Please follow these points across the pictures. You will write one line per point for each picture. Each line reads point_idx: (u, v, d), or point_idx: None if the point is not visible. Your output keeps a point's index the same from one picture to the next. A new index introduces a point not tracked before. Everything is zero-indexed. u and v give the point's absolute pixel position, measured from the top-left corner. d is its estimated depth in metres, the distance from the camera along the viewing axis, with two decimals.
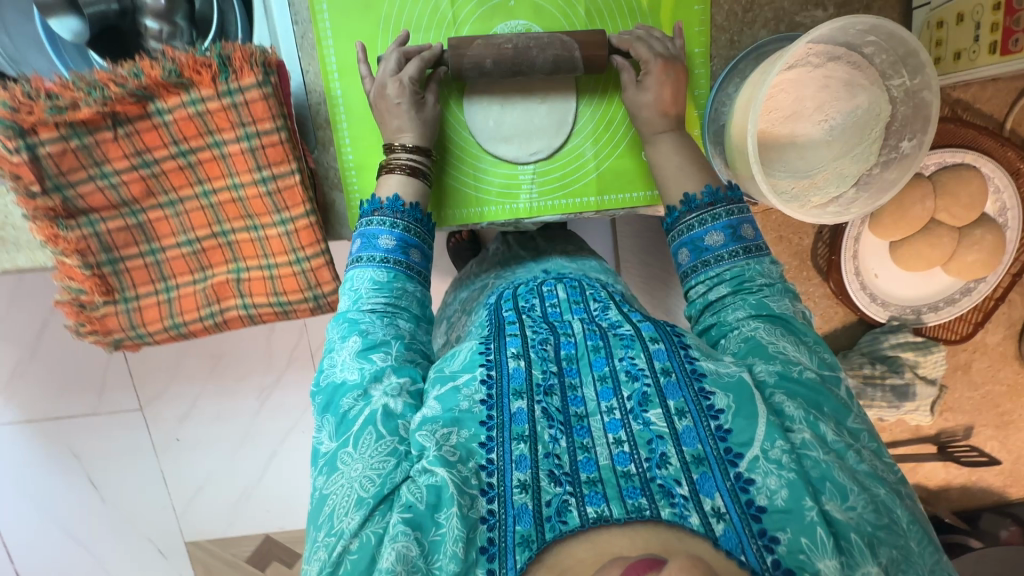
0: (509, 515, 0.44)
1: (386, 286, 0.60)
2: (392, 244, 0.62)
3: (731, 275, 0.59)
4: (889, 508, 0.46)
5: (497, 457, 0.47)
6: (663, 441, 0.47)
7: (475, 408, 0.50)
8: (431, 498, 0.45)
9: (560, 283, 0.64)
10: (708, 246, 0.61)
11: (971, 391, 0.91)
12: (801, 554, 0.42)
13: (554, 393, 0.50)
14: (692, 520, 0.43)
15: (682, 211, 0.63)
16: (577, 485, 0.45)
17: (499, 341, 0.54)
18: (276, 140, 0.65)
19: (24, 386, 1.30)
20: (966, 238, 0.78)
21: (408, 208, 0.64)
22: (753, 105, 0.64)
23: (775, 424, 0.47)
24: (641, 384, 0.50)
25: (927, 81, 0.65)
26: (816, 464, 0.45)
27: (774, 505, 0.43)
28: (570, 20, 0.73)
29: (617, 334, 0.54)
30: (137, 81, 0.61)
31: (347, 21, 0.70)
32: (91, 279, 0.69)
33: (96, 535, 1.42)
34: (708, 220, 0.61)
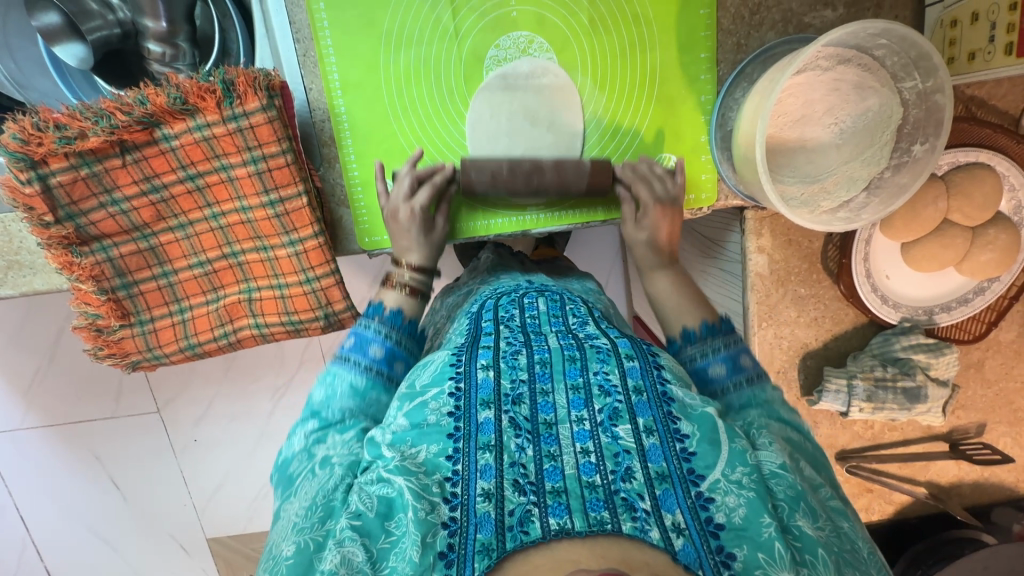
0: (470, 523, 0.44)
1: (362, 394, 0.59)
2: (382, 353, 0.62)
3: (741, 399, 0.58)
4: (853, 539, 0.49)
5: (461, 468, 0.47)
6: (629, 455, 0.48)
7: (443, 420, 0.50)
8: (382, 508, 0.46)
9: (542, 295, 0.65)
10: (711, 378, 0.60)
11: (984, 389, 0.91)
12: (756, 571, 0.43)
13: (523, 402, 0.51)
14: (653, 534, 0.44)
15: (681, 344, 0.64)
16: (541, 494, 0.45)
17: (471, 352, 0.55)
18: (282, 163, 0.65)
19: (45, 394, 1.33)
20: (980, 238, 0.77)
21: (404, 324, 0.65)
22: (761, 113, 0.63)
23: (738, 449, 0.49)
24: (612, 400, 0.50)
25: (940, 83, 0.63)
26: (787, 485, 0.48)
27: (731, 523, 0.45)
28: (574, 29, 0.72)
29: (593, 347, 0.55)
30: (143, 109, 0.61)
31: (349, 37, 0.69)
32: (107, 304, 0.70)
33: (122, 534, 1.46)
34: (709, 352, 0.61)
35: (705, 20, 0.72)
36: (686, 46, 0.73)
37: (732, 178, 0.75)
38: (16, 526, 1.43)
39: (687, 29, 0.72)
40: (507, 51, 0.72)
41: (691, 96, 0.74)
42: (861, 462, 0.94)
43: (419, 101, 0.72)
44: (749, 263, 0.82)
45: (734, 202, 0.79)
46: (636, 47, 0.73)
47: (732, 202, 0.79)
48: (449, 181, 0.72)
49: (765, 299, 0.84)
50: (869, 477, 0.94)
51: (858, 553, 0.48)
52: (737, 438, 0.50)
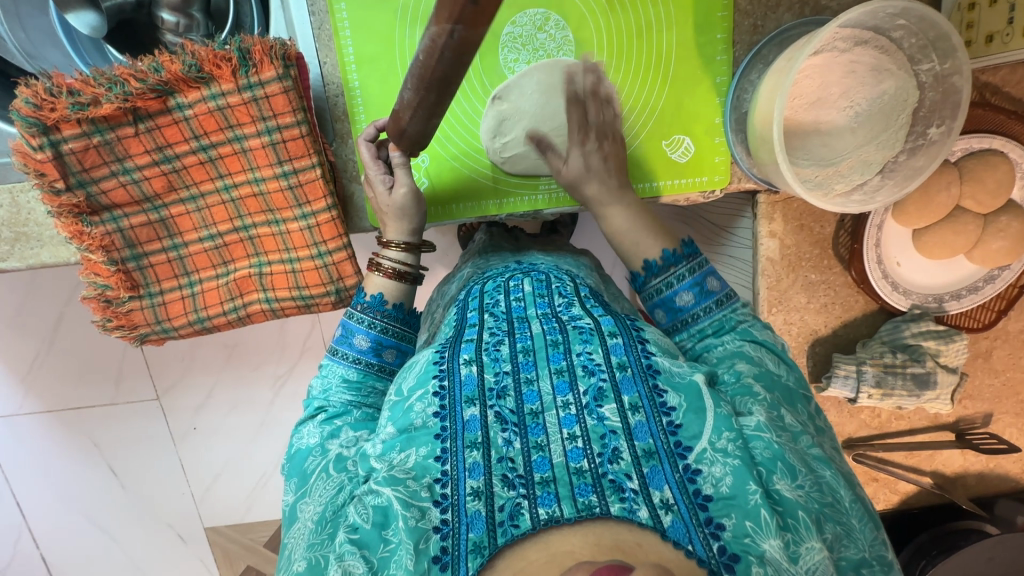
0: (461, 524, 0.44)
1: (356, 384, 0.62)
2: (367, 344, 0.63)
3: (714, 327, 0.60)
4: (835, 488, 0.49)
5: (450, 468, 0.46)
6: (616, 436, 0.47)
7: (429, 421, 0.49)
8: (378, 518, 0.45)
9: (527, 276, 0.63)
10: (680, 307, 0.62)
11: (991, 378, 0.91)
12: (745, 539, 0.43)
13: (508, 395, 0.50)
14: (641, 513, 0.43)
15: (646, 276, 0.63)
16: (531, 486, 0.45)
17: (453, 349, 0.54)
18: (297, 134, 0.64)
19: (45, 377, 1.32)
20: (992, 225, 0.77)
21: (391, 308, 0.65)
22: (779, 92, 0.63)
23: (722, 416, 0.48)
24: (597, 380, 0.50)
25: (959, 65, 0.63)
26: (765, 446, 0.47)
27: (719, 493, 0.44)
28: (590, 7, 0.72)
29: (576, 328, 0.54)
30: (157, 76, 0.61)
31: (364, 12, 0.69)
32: (116, 274, 0.69)
33: (120, 520, 1.45)
34: (674, 280, 0.62)
35: (722, 1, 0.72)
36: (703, 26, 0.73)
37: (746, 161, 0.74)
38: (12, 511, 1.42)
39: (703, 9, 0.72)
40: (524, 28, 0.71)
41: (707, 77, 0.74)
42: (868, 451, 0.94)
43: None
44: (761, 248, 0.82)
45: (748, 185, 0.79)
46: (652, 26, 0.73)
47: (745, 185, 0.79)
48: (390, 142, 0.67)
49: (776, 285, 0.84)
50: (875, 465, 0.94)
51: (840, 505, 0.48)
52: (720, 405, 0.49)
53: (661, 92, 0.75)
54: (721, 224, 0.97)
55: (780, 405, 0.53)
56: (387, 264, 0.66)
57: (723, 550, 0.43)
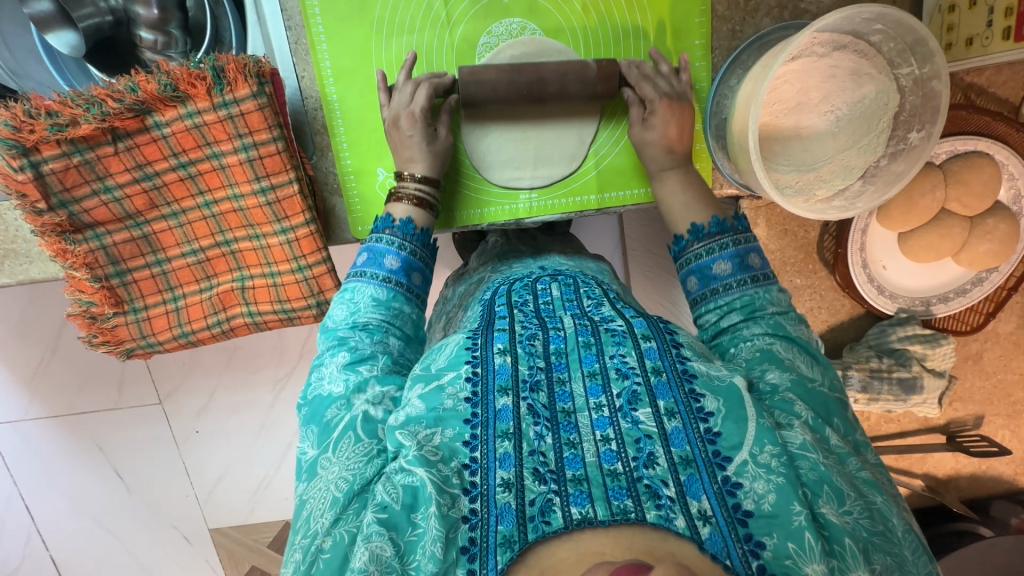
0: (491, 515, 0.44)
1: (385, 304, 0.62)
2: (398, 265, 0.64)
3: (742, 303, 0.59)
4: (886, 515, 0.47)
5: (481, 456, 0.47)
6: (651, 441, 0.47)
7: (460, 406, 0.50)
8: (408, 498, 0.46)
9: (555, 280, 0.64)
10: (716, 275, 0.61)
11: (982, 380, 0.90)
12: (787, 560, 0.42)
13: (541, 389, 0.50)
14: (678, 522, 0.43)
15: (688, 241, 0.64)
16: (562, 483, 0.45)
17: (485, 336, 0.55)
18: (273, 150, 0.65)
19: (49, 385, 1.35)
20: (978, 228, 0.77)
21: (417, 233, 0.66)
22: (754, 100, 0.62)
23: (765, 427, 0.48)
24: (631, 383, 0.50)
25: (937, 69, 0.63)
26: (812, 467, 0.46)
27: (761, 510, 0.44)
28: (566, 16, 0.71)
29: (608, 330, 0.54)
30: (134, 96, 0.61)
31: (341, 25, 0.69)
32: (101, 291, 0.70)
33: (125, 523, 1.47)
34: (716, 249, 0.61)
35: (699, 6, 0.71)
36: (680, 32, 0.72)
37: (727, 167, 0.74)
38: (22, 515, 1.44)
39: (681, 15, 0.72)
40: (500, 38, 0.71)
41: None
42: None
43: None
44: None
45: (730, 190, 0.78)
46: (630, 33, 0.72)
47: (727, 190, 0.78)
48: (446, 91, 0.70)
49: None
50: None
51: (891, 535, 0.46)
52: (763, 415, 0.49)
53: None
54: None
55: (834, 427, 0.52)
56: (408, 191, 0.67)
57: (762, 568, 0.42)
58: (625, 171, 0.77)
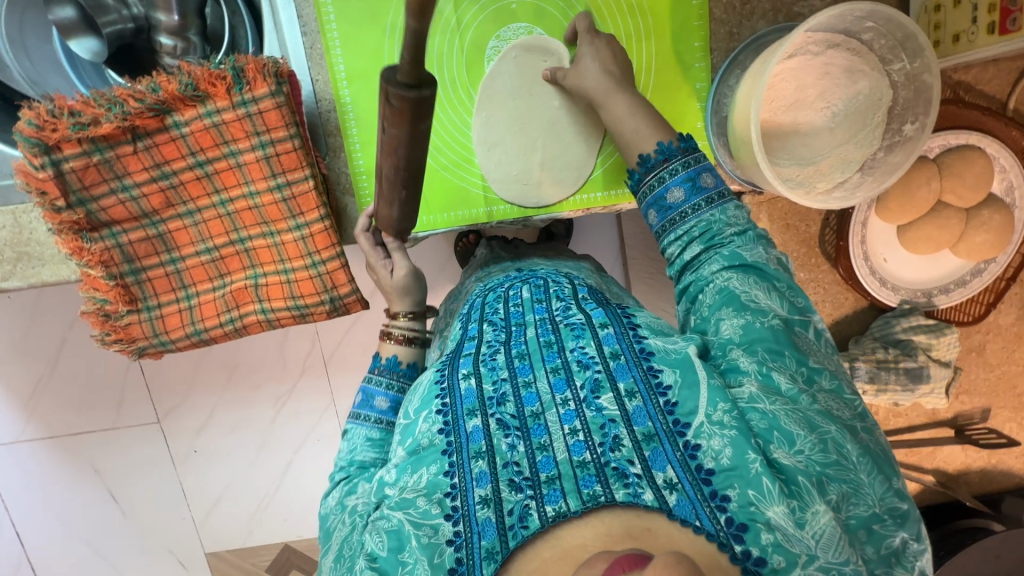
0: (473, 532, 0.44)
1: (379, 442, 0.61)
2: (388, 403, 0.63)
3: (700, 231, 0.55)
4: (841, 445, 0.46)
5: (459, 480, 0.46)
6: (615, 424, 0.47)
7: (435, 439, 0.49)
8: (392, 543, 0.46)
9: (526, 284, 0.64)
10: (671, 205, 0.57)
11: (986, 372, 0.91)
12: (750, 507, 0.42)
13: (507, 401, 0.49)
14: (646, 496, 0.43)
15: (641, 173, 0.59)
16: (537, 486, 0.45)
17: (451, 365, 0.54)
18: (290, 147, 0.66)
19: (47, 403, 1.33)
20: (974, 219, 0.79)
21: (405, 367, 0.67)
22: (754, 95, 0.64)
23: (717, 388, 0.47)
24: (592, 372, 0.50)
25: (927, 64, 0.66)
26: (761, 417, 0.46)
27: (721, 466, 0.44)
28: (571, 20, 0.75)
29: (568, 325, 0.54)
30: (155, 96, 0.63)
31: (354, 31, 0.72)
32: (115, 288, 0.71)
33: (119, 547, 1.43)
34: (667, 176, 0.57)
35: (697, 10, 0.75)
36: (680, 34, 0.75)
37: (730, 163, 0.76)
38: (11, 540, 1.41)
39: (680, 18, 0.75)
40: (509, 41, 0.74)
41: (687, 83, 0.77)
42: None
43: None
44: None
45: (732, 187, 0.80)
46: (632, 36, 0.76)
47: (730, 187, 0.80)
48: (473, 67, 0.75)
49: None
50: None
51: (848, 465, 0.46)
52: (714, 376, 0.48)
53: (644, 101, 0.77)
54: None
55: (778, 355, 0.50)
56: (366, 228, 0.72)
57: (730, 521, 0.42)
58: None
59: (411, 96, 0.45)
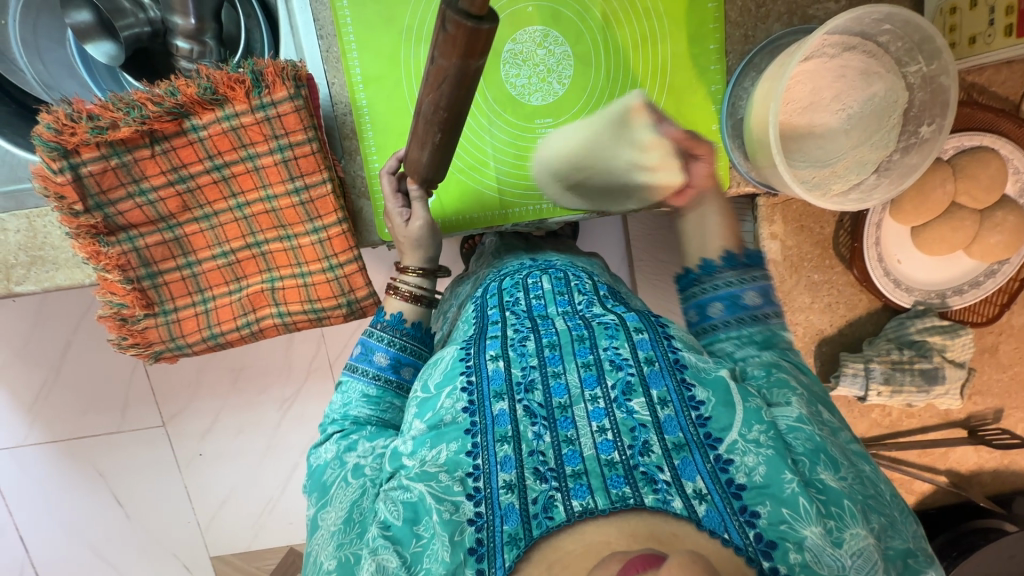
0: (496, 516, 0.45)
1: (375, 399, 0.63)
2: (387, 360, 0.65)
3: (763, 337, 0.57)
4: (876, 483, 0.49)
5: (482, 462, 0.47)
6: (646, 429, 0.48)
7: (459, 417, 0.50)
8: (408, 514, 0.47)
9: (546, 274, 0.65)
10: (745, 304, 0.58)
11: (999, 373, 0.91)
12: (781, 525, 0.43)
13: (536, 389, 0.51)
14: (675, 503, 0.44)
15: (720, 266, 0.59)
16: (563, 479, 0.45)
17: (478, 345, 0.55)
18: (308, 151, 0.66)
19: (52, 407, 1.32)
20: (988, 221, 0.79)
21: (409, 327, 0.68)
22: (773, 97, 0.64)
23: (751, 410, 0.49)
24: (624, 374, 0.51)
25: (944, 66, 0.66)
26: (805, 437, 0.48)
27: (753, 482, 0.45)
28: (586, 23, 0.75)
29: (601, 324, 0.55)
30: (173, 100, 0.63)
31: (370, 34, 0.72)
32: (132, 293, 0.71)
33: (125, 552, 1.43)
34: (748, 279, 0.58)
35: (713, 13, 0.74)
36: (695, 37, 0.75)
37: (744, 166, 0.76)
38: (15, 545, 1.40)
39: (696, 21, 0.75)
40: (524, 45, 0.74)
41: (702, 86, 0.77)
42: (883, 450, 0.94)
43: None
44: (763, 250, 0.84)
45: (747, 189, 0.80)
46: (647, 39, 0.76)
47: (745, 189, 0.80)
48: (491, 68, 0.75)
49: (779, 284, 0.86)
50: (888, 465, 0.93)
51: (882, 497, 0.48)
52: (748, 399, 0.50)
53: (659, 103, 0.77)
54: None
55: (818, 404, 0.53)
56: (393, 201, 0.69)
57: (759, 537, 0.43)
58: None
59: (470, 27, 0.40)
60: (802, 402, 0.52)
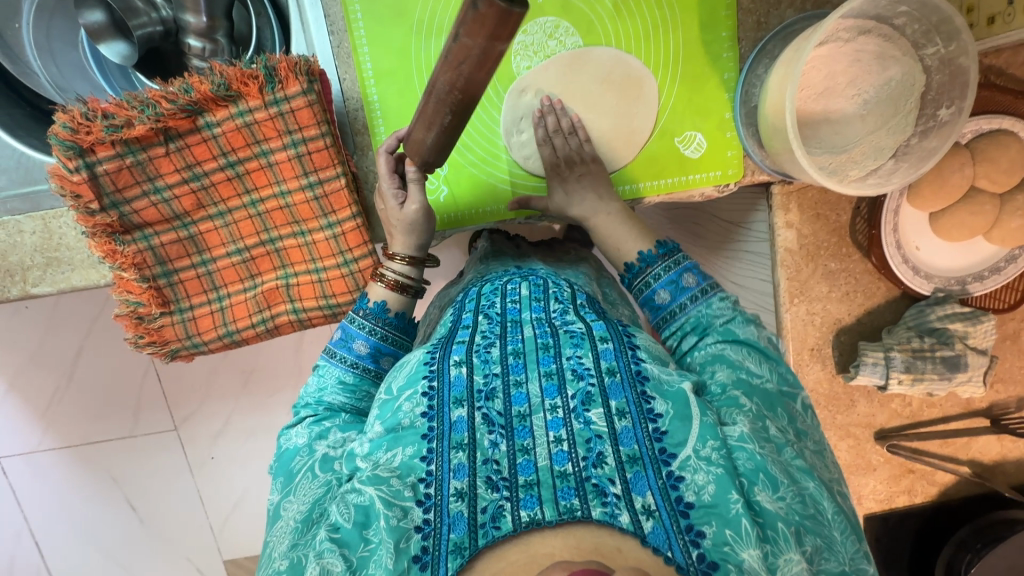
0: (443, 524, 0.45)
1: (352, 387, 0.64)
2: (366, 350, 0.65)
3: (692, 325, 0.63)
4: (818, 501, 0.50)
5: (435, 468, 0.48)
6: (601, 440, 0.48)
7: (417, 421, 0.51)
8: (359, 517, 0.46)
9: (525, 281, 0.65)
10: (660, 304, 0.65)
11: (1023, 360, 0.89)
12: (724, 547, 0.44)
13: (496, 397, 0.51)
14: (622, 518, 0.45)
15: (637, 270, 0.67)
16: (514, 489, 0.46)
17: (444, 350, 0.56)
18: (322, 145, 0.66)
19: (67, 411, 1.33)
20: (1009, 205, 0.78)
21: (392, 316, 0.67)
22: (789, 81, 0.64)
23: (706, 425, 0.49)
24: (585, 384, 0.51)
25: (963, 47, 0.65)
26: (748, 457, 0.48)
27: (701, 501, 0.46)
28: (598, 13, 0.74)
29: (567, 333, 0.56)
30: (187, 97, 0.63)
31: (381, 28, 0.72)
32: (148, 291, 0.71)
33: (139, 555, 1.43)
34: (652, 280, 0.66)
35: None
36: (708, 25, 0.75)
37: (759, 153, 0.75)
38: (31, 550, 1.41)
39: (708, 8, 0.74)
40: (535, 36, 0.74)
41: (715, 74, 0.76)
42: (902, 441, 0.92)
43: None
44: (778, 239, 0.82)
45: (761, 177, 0.79)
46: (659, 27, 0.75)
47: (759, 177, 0.79)
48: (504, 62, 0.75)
49: (795, 275, 0.84)
50: (910, 456, 0.92)
51: (821, 517, 0.49)
52: (704, 414, 0.50)
53: (671, 90, 0.76)
54: (731, 220, 0.97)
55: (767, 417, 0.54)
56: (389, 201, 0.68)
57: (702, 558, 0.44)
58: (660, 161, 0.78)
59: (502, 8, 0.42)
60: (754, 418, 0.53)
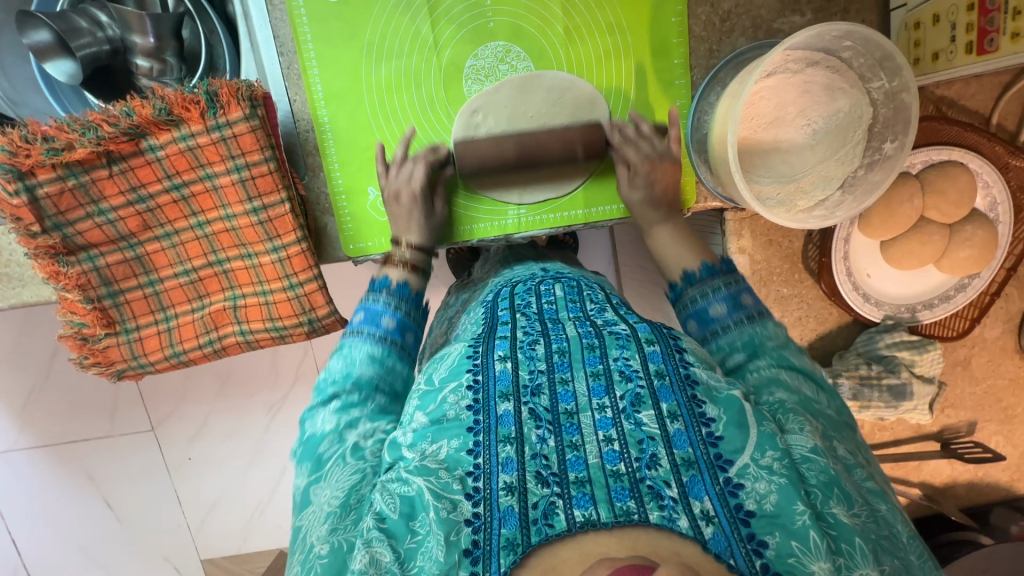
0: (494, 518, 0.44)
1: (379, 360, 0.62)
2: (393, 324, 0.65)
3: (743, 342, 0.60)
4: (890, 523, 0.48)
5: (483, 461, 0.47)
6: (654, 442, 0.47)
7: (462, 415, 0.50)
8: (405, 508, 0.46)
9: (558, 282, 0.65)
10: (712, 317, 0.63)
11: (972, 387, 0.91)
12: (790, 559, 0.42)
13: (543, 393, 0.50)
14: (681, 522, 0.43)
15: (682, 286, 0.67)
16: (565, 485, 0.45)
17: (487, 344, 0.55)
18: (265, 170, 0.66)
19: (39, 414, 1.33)
20: (957, 235, 0.78)
21: (412, 295, 0.68)
22: (731, 115, 0.64)
23: (764, 434, 0.48)
24: (634, 385, 0.50)
25: (905, 83, 0.65)
26: (820, 469, 0.46)
27: (763, 510, 0.44)
28: (549, 38, 0.74)
29: (611, 334, 0.54)
30: (128, 121, 0.63)
31: (331, 50, 0.72)
32: (92, 312, 0.71)
33: (114, 557, 1.44)
34: (709, 292, 0.64)
35: (677, 27, 0.74)
36: (660, 52, 0.75)
37: (710, 179, 0.75)
38: (6, 551, 1.42)
39: (659, 35, 0.74)
40: (486, 61, 0.74)
41: (667, 101, 0.76)
42: None
43: (403, 108, 0.74)
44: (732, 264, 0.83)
45: (714, 203, 0.80)
46: (610, 54, 0.75)
47: (711, 204, 0.79)
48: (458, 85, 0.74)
49: None
50: None
51: (897, 539, 0.47)
52: (760, 422, 0.49)
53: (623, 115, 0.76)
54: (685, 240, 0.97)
55: (833, 437, 0.53)
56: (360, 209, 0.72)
57: (766, 567, 0.42)
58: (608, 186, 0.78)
59: None
60: (818, 433, 0.51)
